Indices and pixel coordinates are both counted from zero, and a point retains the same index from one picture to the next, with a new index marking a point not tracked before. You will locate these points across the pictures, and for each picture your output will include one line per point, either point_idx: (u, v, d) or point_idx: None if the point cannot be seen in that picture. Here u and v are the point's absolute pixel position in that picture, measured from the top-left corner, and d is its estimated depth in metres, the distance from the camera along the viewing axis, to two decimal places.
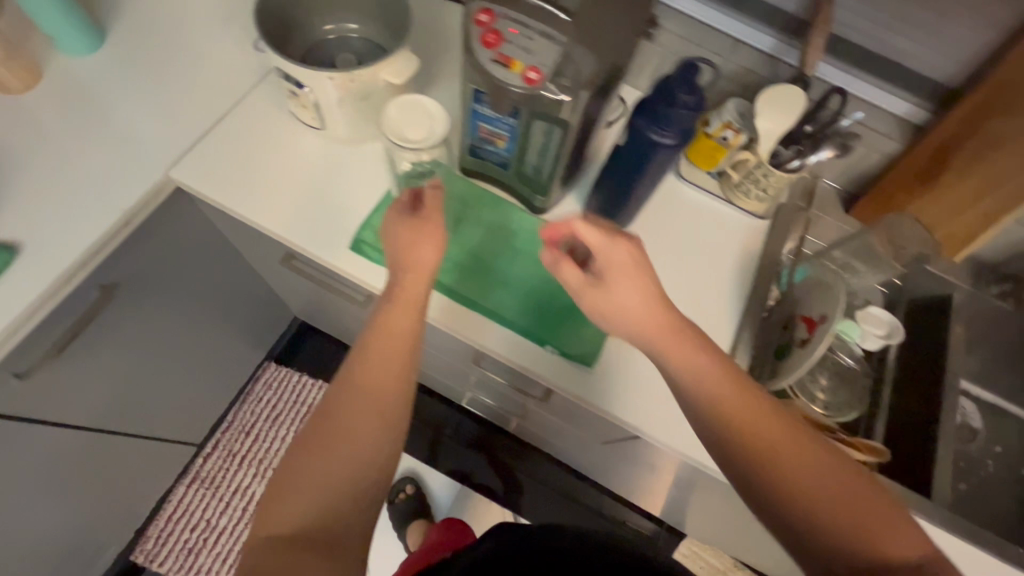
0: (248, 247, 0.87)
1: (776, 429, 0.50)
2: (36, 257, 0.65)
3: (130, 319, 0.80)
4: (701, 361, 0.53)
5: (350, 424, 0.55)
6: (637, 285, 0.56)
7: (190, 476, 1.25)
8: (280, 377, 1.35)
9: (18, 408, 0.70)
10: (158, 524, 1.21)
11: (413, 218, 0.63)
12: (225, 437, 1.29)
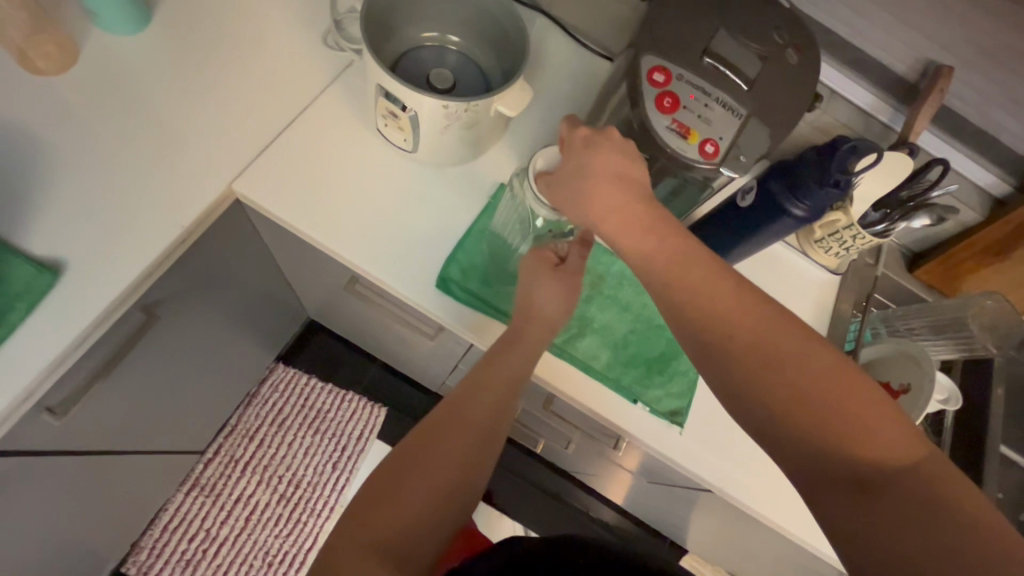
0: (296, 259, 0.79)
1: (777, 341, 0.42)
2: (80, 278, 0.56)
3: (164, 337, 0.71)
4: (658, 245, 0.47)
5: (444, 433, 0.53)
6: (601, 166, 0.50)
7: (189, 483, 1.16)
8: (289, 379, 1.27)
9: (47, 444, 0.61)
10: (153, 534, 1.13)
11: (551, 270, 0.61)
12: (227, 441, 1.20)
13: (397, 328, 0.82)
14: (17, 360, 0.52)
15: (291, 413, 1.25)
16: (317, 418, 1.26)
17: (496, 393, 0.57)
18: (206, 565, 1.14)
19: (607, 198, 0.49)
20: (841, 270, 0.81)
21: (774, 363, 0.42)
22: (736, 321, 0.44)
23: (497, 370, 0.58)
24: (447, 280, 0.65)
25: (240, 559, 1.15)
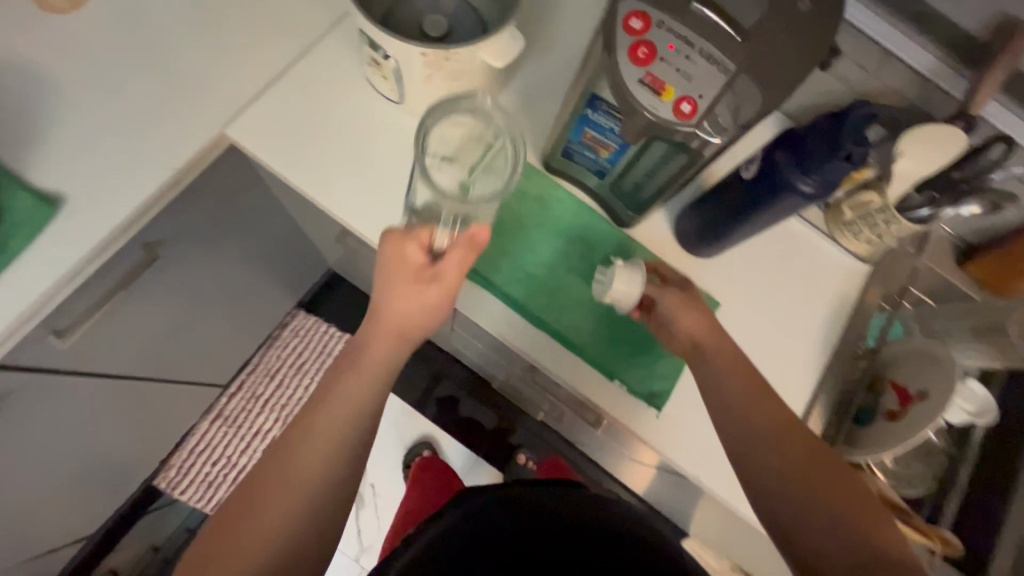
0: (296, 208, 0.80)
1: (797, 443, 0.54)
2: (72, 214, 0.59)
3: (166, 274, 0.75)
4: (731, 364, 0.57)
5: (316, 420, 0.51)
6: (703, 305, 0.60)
7: (213, 413, 1.24)
8: (308, 326, 1.31)
9: (55, 363, 0.67)
10: (181, 455, 1.23)
11: (422, 268, 0.54)
12: (249, 378, 1.27)
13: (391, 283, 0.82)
14: (16, 285, 0.56)
15: (308, 358, 1.30)
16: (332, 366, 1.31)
17: (375, 362, 0.54)
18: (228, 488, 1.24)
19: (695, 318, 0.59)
20: (872, 259, 0.72)
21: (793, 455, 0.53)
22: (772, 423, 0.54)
23: (377, 341, 0.55)
24: None
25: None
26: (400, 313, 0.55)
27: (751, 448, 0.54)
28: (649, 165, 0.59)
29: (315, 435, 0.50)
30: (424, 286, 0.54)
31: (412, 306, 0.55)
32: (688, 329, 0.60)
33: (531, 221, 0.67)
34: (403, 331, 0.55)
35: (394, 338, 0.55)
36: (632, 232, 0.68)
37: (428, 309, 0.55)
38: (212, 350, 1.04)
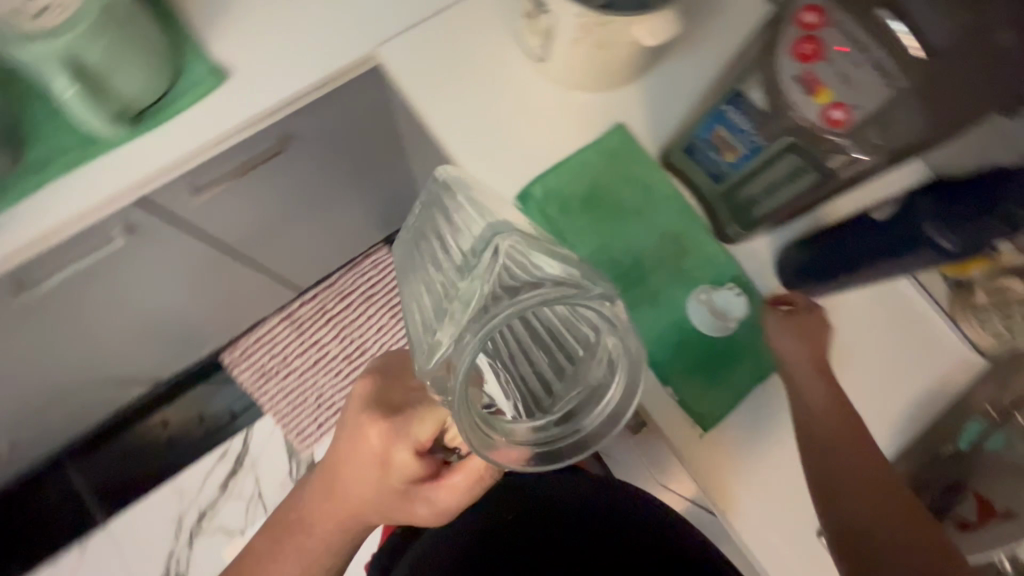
0: (413, 141, 0.85)
1: (867, 460, 0.59)
2: (234, 89, 0.66)
3: (289, 168, 0.82)
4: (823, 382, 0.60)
5: (315, 516, 0.68)
6: (813, 333, 0.61)
7: (284, 313, 1.35)
8: (387, 262, 1.36)
9: (182, 215, 0.76)
10: (248, 340, 1.35)
11: (382, 459, 0.59)
12: (323, 293, 1.35)
13: None
14: (173, 134, 0.64)
15: (379, 292, 1.35)
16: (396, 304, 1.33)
17: (350, 492, 0.64)
18: (275, 383, 1.33)
19: (802, 339, 0.60)
20: (992, 355, 0.65)
21: (858, 471, 0.58)
22: (848, 437, 0.59)
23: (349, 477, 0.63)
24: (527, 199, 0.65)
25: (300, 391, 1.31)
26: (371, 500, 0.62)
27: (832, 453, 0.58)
28: (772, 179, 0.58)
29: (312, 525, 0.68)
30: (408, 500, 0.59)
31: (395, 512, 0.61)
32: (790, 346, 0.60)
33: (630, 210, 0.66)
34: (364, 510, 0.64)
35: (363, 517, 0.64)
36: (730, 248, 0.66)
37: (382, 492, 0.61)
38: (302, 253, 1.14)
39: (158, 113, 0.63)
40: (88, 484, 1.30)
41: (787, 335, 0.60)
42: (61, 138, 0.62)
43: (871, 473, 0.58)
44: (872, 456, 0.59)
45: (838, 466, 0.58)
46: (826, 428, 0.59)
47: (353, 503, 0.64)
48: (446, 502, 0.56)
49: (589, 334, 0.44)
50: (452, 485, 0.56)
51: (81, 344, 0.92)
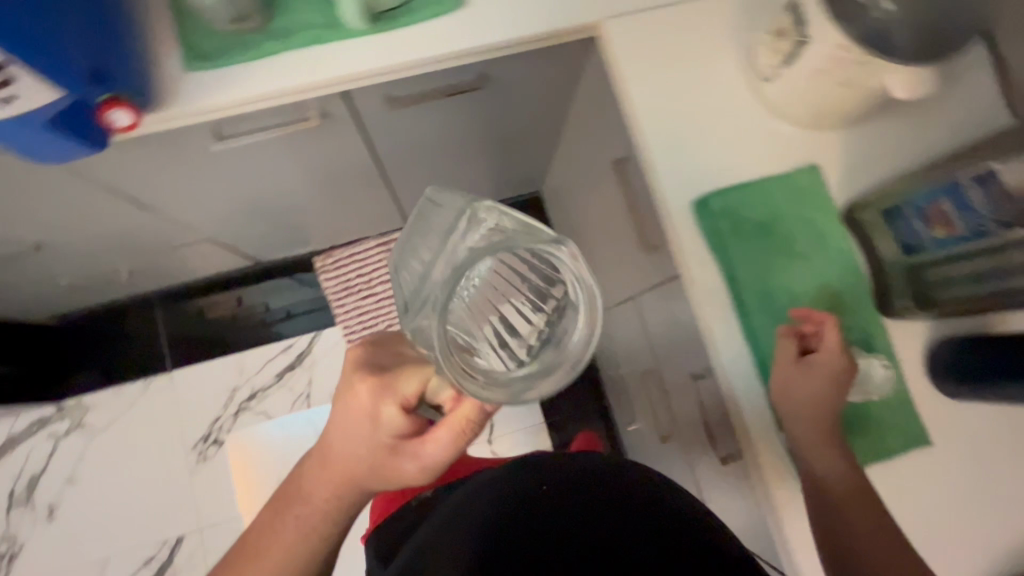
0: (588, 116, 0.86)
1: (870, 521, 0.56)
2: (474, 18, 0.68)
3: (468, 105, 0.85)
4: (816, 436, 0.59)
5: (306, 487, 0.65)
6: (824, 384, 0.59)
7: (385, 239, 1.34)
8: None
9: (366, 119, 0.80)
10: (344, 253, 1.35)
11: (375, 413, 0.59)
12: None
13: (622, 225, 0.84)
14: (399, 42, 0.66)
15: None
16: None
17: (341, 453, 0.63)
18: (354, 301, 1.34)
19: (806, 389, 0.59)
20: None
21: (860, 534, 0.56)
22: (852, 498, 0.57)
23: (341, 439, 0.62)
24: (706, 207, 0.65)
25: (377, 318, 1.33)
26: (367, 456, 0.61)
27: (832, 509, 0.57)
28: (964, 271, 0.60)
29: (302, 500, 0.65)
30: (397, 454, 0.60)
31: (385, 468, 0.61)
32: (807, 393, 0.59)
33: (801, 251, 0.65)
34: (358, 474, 0.62)
35: (360, 478, 0.63)
36: (888, 320, 0.65)
37: (373, 448, 0.61)
38: (428, 188, 1.17)
39: (396, 18, 0.66)
40: (164, 333, 1.35)
41: (798, 385, 0.59)
42: (310, 12, 0.65)
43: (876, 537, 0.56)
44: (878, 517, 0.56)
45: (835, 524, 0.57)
46: (827, 488, 0.57)
47: (350, 463, 0.62)
48: (436, 455, 0.57)
49: (550, 280, 0.41)
50: (437, 439, 0.56)
51: (224, 208, 0.98)
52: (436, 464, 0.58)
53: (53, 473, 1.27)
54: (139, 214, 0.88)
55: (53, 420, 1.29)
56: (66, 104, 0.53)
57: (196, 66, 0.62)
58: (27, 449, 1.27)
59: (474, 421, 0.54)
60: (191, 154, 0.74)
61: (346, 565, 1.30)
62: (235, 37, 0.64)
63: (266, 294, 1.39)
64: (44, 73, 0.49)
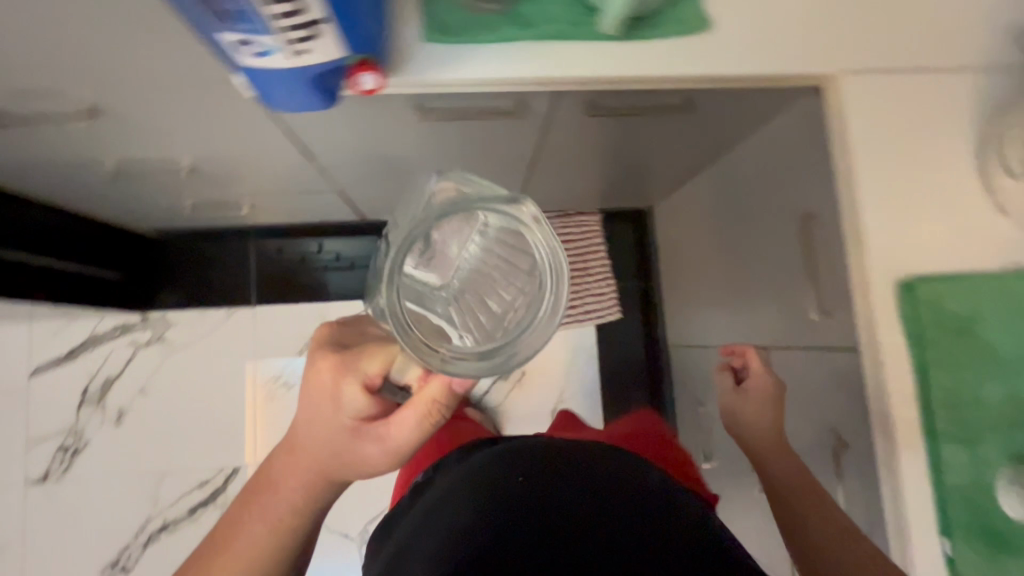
0: (771, 160, 0.83)
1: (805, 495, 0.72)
2: (714, 43, 0.65)
3: (652, 123, 0.83)
4: (769, 436, 0.79)
5: (265, 482, 0.57)
6: (766, 404, 0.80)
7: None
8: (593, 231, 1.44)
9: (558, 117, 0.78)
10: None
11: (336, 389, 0.54)
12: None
13: (786, 277, 0.82)
14: (635, 53, 0.64)
15: (572, 251, 1.41)
16: (585, 271, 1.42)
17: (311, 438, 0.56)
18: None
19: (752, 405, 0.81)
20: None
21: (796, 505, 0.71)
22: (797, 487, 0.73)
23: (309, 422, 0.56)
24: (912, 289, 0.63)
25: None
26: (326, 442, 0.55)
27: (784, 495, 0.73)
28: None
29: (265, 496, 0.56)
30: (358, 438, 0.54)
31: (343, 455, 0.55)
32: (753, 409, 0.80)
33: (1001, 359, 0.62)
34: (323, 463, 0.56)
35: (321, 470, 0.56)
36: None
37: (344, 427, 0.55)
38: (558, 186, 1.16)
39: (638, 29, 0.63)
40: (252, 267, 1.35)
41: (745, 400, 0.81)
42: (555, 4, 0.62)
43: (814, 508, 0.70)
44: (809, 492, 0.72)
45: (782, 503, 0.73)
46: (780, 479, 0.75)
47: (310, 453, 0.56)
48: (399, 439, 0.52)
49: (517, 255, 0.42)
50: (403, 420, 0.51)
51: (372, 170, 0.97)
52: (399, 447, 0.53)
53: (127, 380, 1.30)
54: (299, 161, 0.88)
55: (136, 329, 1.31)
56: (344, 55, 0.48)
57: (435, 39, 0.60)
58: (108, 351, 1.30)
59: (444, 399, 0.49)
60: (385, 119, 0.72)
61: None
62: (478, 16, 0.61)
63: (342, 245, 1.34)
64: (341, 18, 0.44)
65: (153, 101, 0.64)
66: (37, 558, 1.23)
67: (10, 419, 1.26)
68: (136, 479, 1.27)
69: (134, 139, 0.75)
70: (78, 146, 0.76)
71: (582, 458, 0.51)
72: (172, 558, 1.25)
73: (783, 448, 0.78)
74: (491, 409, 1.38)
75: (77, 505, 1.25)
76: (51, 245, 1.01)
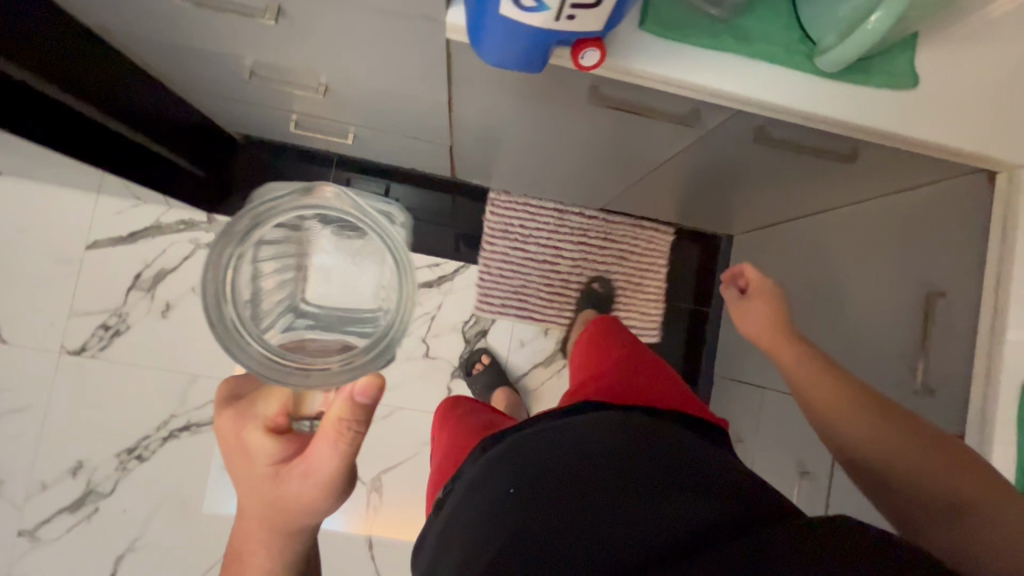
0: (888, 231, 0.82)
1: (877, 425, 0.67)
2: (915, 103, 0.64)
3: (793, 166, 0.82)
4: (790, 357, 0.77)
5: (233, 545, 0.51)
6: (766, 312, 0.83)
7: (562, 208, 1.38)
8: (660, 247, 1.43)
9: (713, 139, 0.76)
10: (523, 199, 1.36)
11: (243, 450, 0.51)
12: (599, 223, 1.40)
13: (883, 347, 0.81)
14: (836, 95, 0.63)
15: (634, 262, 1.43)
16: (640, 285, 1.43)
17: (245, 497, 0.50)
18: (504, 246, 1.37)
19: (757, 320, 0.83)
20: None
21: (874, 439, 0.66)
22: (856, 417, 0.68)
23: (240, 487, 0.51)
24: None
25: (516, 272, 1.38)
26: (256, 505, 0.49)
27: (848, 432, 0.69)
28: None
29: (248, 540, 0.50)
30: (279, 483, 0.49)
31: (274, 505, 0.49)
32: (764, 319, 0.82)
33: None
34: (276, 517, 0.49)
35: (272, 528, 0.49)
36: None
37: (254, 490, 0.50)
38: (654, 200, 1.15)
39: (840, 73, 0.62)
40: None
41: (745, 311, 0.85)
42: (771, 24, 0.62)
43: (894, 438, 0.65)
44: (892, 423, 0.66)
45: (850, 438, 0.68)
46: (840, 419, 0.69)
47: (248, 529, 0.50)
48: (326, 466, 0.49)
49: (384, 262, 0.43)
50: (319, 448, 0.48)
51: (491, 143, 0.96)
52: (331, 474, 0.49)
53: (180, 277, 1.28)
54: (434, 110, 0.86)
55: (200, 228, 1.29)
56: (599, 29, 0.48)
57: (649, 27, 0.59)
58: (167, 242, 1.28)
59: (359, 407, 0.47)
60: (557, 94, 0.70)
61: (402, 483, 1.32)
62: (694, 15, 0.60)
63: (411, 199, 1.36)
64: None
65: (347, 17, 0.62)
66: (57, 427, 1.23)
67: (59, 285, 1.25)
68: (167, 374, 1.27)
69: (297, 47, 0.73)
70: (238, 40, 0.74)
71: (560, 448, 0.58)
72: (188, 458, 1.26)
73: (822, 375, 0.73)
74: (524, 392, 1.39)
75: (104, 387, 1.25)
76: (148, 128, 0.99)
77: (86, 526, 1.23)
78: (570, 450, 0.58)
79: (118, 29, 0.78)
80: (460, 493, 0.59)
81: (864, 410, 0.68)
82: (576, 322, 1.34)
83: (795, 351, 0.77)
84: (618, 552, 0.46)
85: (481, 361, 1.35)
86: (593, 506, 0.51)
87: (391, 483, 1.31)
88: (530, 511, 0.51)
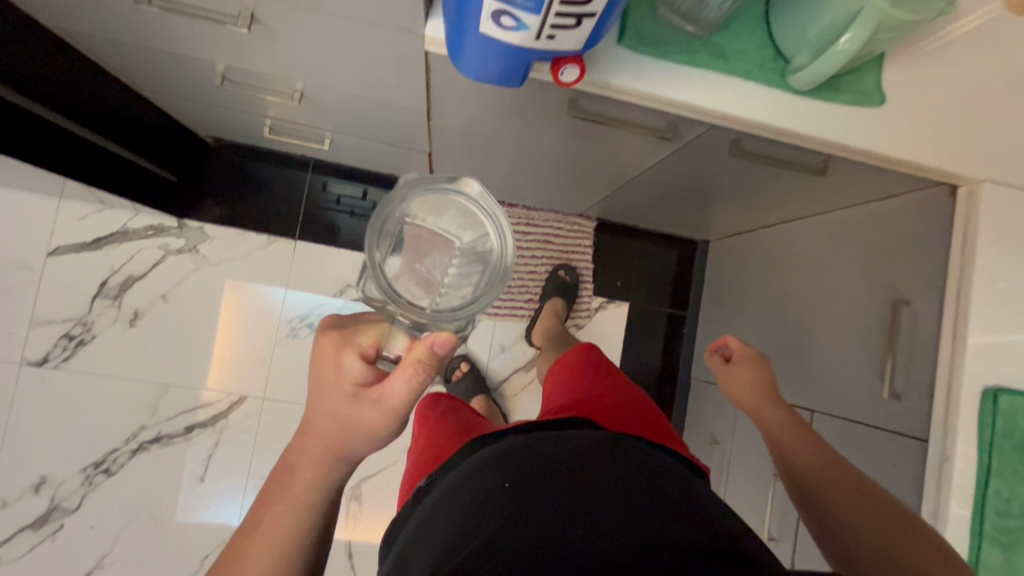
0: (857, 240, 0.84)
1: (848, 488, 0.64)
2: (882, 120, 0.66)
3: (766, 178, 0.84)
4: (773, 410, 0.76)
5: (294, 453, 0.50)
6: (753, 374, 0.81)
7: None
8: (585, 231, 1.42)
9: (690, 152, 0.77)
10: None
11: (328, 369, 0.50)
12: (521, 212, 1.37)
13: (855, 353, 0.83)
14: (809, 111, 0.64)
15: (558, 246, 1.40)
16: (567, 268, 1.40)
17: (320, 410, 0.50)
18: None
19: (738, 376, 0.82)
20: None
21: (839, 500, 0.63)
22: (826, 473, 0.66)
23: (314, 406, 0.50)
24: (994, 399, 0.68)
25: None
26: (326, 425, 0.49)
27: (813, 488, 0.66)
28: None
29: (316, 446, 0.49)
30: (354, 404, 0.49)
31: (346, 425, 0.48)
32: (754, 371, 0.82)
33: None
34: (344, 434, 0.48)
35: (330, 450, 0.48)
36: None
37: (332, 403, 0.49)
38: (631, 209, 1.16)
39: (813, 90, 0.64)
40: (303, 205, 1.31)
41: (727, 373, 0.84)
42: (746, 41, 0.63)
43: (861, 506, 0.62)
44: (863, 488, 0.64)
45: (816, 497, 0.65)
46: (808, 475, 0.67)
47: (310, 442, 0.49)
48: (397, 398, 0.48)
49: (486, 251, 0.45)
50: (396, 381, 0.48)
51: (474, 151, 0.95)
52: (400, 408, 0.49)
53: (149, 285, 1.25)
54: (414, 118, 0.85)
55: (170, 233, 1.26)
56: (577, 47, 0.48)
57: (627, 43, 0.60)
58: (135, 248, 1.24)
59: (435, 357, 0.47)
60: (538, 107, 0.71)
61: (382, 492, 1.31)
62: (673, 32, 0.61)
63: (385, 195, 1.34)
64: (602, 16, 0.44)
65: (325, 25, 0.61)
66: (18, 442, 1.18)
67: (18, 295, 1.20)
68: (137, 384, 1.23)
69: (271, 55, 0.72)
70: (210, 46, 0.72)
71: (556, 452, 0.59)
72: (159, 471, 1.23)
73: (800, 428, 0.73)
74: (505, 398, 1.39)
75: (68, 399, 1.20)
76: (109, 128, 0.94)
77: (50, 544, 1.18)
78: (569, 457, 0.58)
79: (82, 31, 0.75)
80: (440, 495, 0.59)
81: (836, 466, 0.67)
82: (543, 313, 1.34)
83: (779, 416, 0.75)
84: (595, 559, 0.45)
85: (461, 368, 1.34)
86: (575, 520, 0.50)
87: (370, 491, 1.30)
88: (511, 516, 0.50)
